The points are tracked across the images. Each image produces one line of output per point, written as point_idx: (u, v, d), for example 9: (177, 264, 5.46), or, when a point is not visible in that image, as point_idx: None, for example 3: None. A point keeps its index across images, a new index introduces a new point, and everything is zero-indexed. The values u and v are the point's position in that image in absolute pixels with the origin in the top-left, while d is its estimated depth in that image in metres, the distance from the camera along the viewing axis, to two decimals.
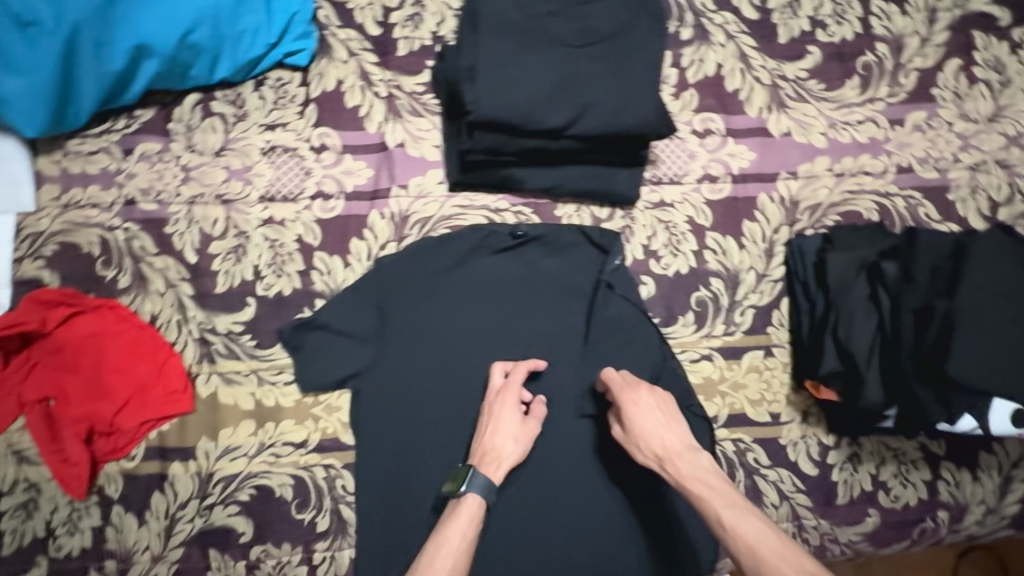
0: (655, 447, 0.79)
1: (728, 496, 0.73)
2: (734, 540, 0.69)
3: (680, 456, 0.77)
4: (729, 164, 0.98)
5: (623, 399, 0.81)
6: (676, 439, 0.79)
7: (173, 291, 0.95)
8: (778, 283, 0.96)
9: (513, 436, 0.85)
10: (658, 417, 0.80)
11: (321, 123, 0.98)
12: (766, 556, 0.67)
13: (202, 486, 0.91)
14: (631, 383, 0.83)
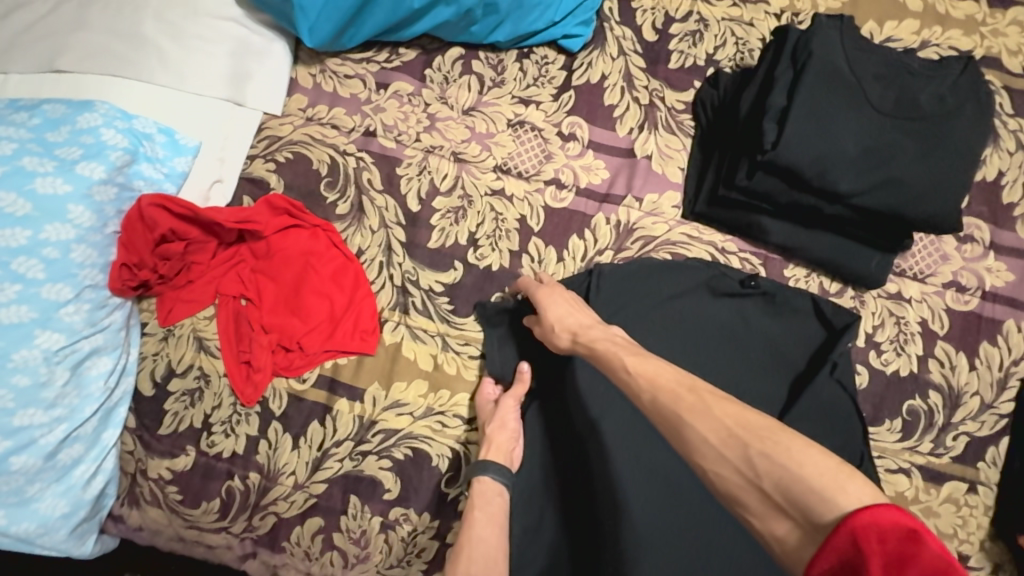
0: (564, 321, 0.79)
1: (630, 349, 0.70)
2: (636, 381, 0.64)
3: (590, 328, 0.77)
4: (983, 278, 0.91)
5: (536, 293, 0.84)
6: (580, 312, 0.80)
7: (385, 232, 0.94)
8: (1002, 418, 0.88)
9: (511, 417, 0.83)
10: (567, 302, 0.81)
11: (574, 111, 0.96)
12: (663, 383, 0.62)
13: (361, 431, 0.89)
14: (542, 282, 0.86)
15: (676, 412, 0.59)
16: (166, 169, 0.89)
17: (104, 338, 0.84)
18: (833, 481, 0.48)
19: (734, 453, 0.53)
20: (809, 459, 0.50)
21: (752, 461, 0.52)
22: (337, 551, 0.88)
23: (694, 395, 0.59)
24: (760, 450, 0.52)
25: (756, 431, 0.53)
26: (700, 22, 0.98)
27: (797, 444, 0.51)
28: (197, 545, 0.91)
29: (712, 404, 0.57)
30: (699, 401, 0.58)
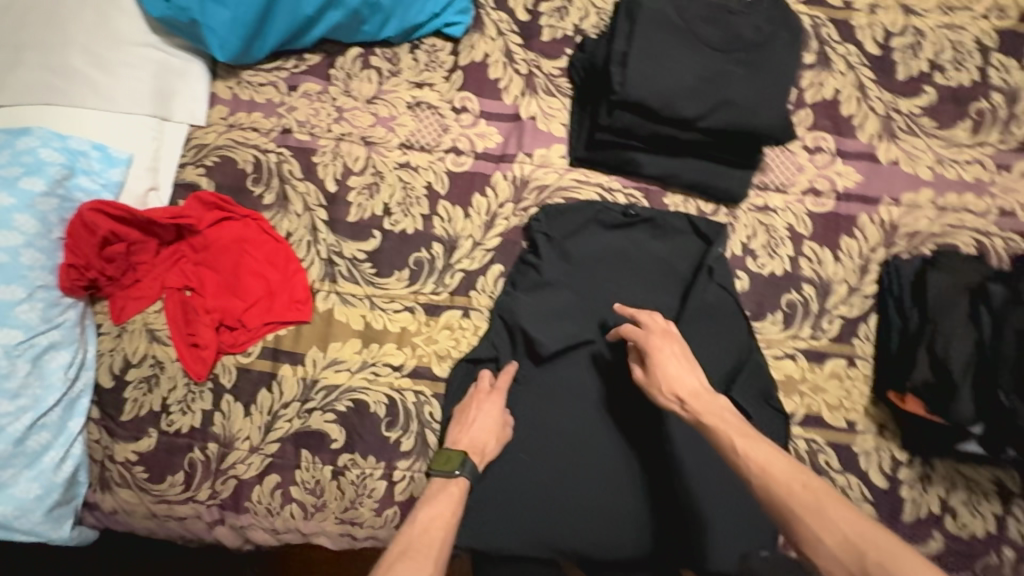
0: (672, 385, 0.83)
1: (739, 427, 0.77)
2: (747, 465, 0.73)
3: (699, 398, 0.81)
4: (835, 182, 1.04)
5: (648, 343, 0.86)
6: (693, 381, 0.83)
7: (309, 215, 1.05)
8: (869, 299, 1.00)
9: (486, 428, 0.91)
10: (680, 363, 0.84)
11: (464, 88, 1.09)
12: (775, 474, 0.71)
13: (305, 391, 0.99)
14: (656, 330, 0.87)
15: (791, 505, 0.69)
16: (103, 180, 1.00)
17: (60, 334, 0.94)
18: None
19: (849, 559, 0.64)
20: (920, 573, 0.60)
21: (867, 570, 0.62)
22: (296, 503, 0.96)
23: (788, 480, 0.70)
24: (876, 561, 0.62)
25: (878, 545, 0.63)
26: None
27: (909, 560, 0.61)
28: (169, 520, 0.98)
29: (828, 507, 0.67)
30: (815, 501, 0.68)
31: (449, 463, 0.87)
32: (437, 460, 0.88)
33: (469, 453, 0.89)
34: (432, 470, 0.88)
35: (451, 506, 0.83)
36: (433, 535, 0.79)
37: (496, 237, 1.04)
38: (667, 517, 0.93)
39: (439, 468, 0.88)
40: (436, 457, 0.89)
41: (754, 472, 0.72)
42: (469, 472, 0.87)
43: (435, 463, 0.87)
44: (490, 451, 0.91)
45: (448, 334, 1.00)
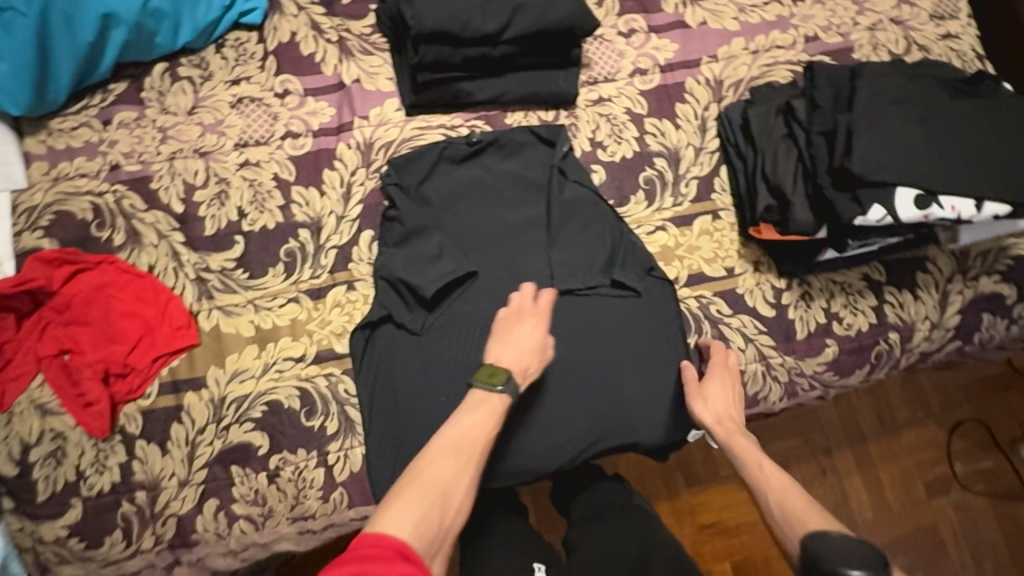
0: (716, 409, 0.92)
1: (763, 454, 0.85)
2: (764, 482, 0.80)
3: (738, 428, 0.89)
4: (656, 57, 1.09)
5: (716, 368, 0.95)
6: (734, 411, 0.93)
7: (166, 241, 1.02)
8: (715, 153, 1.06)
9: (523, 347, 0.90)
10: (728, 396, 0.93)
11: (281, 72, 1.08)
12: (786, 490, 0.77)
13: (216, 410, 0.98)
14: (726, 365, 0.96)
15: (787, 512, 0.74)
16: None
17: None
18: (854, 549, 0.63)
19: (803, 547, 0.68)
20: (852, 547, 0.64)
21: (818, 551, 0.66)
22: (243, 518, 0.96)
23: (793, 495, 0.76)
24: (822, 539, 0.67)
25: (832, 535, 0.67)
26: None
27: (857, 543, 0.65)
28: None
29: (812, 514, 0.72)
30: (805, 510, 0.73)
31: (494, 376, 0.86)
32: (483, 372, 0.86)
33: (513, 372, 0.87)
34: (476, 381, 0.86)
35: (491, 420, 0.83)
36: (472, 448, 0.79)
37: (358, 205, 1.04)
38: (593, 410, 0.97)
39: (483, 380, 0.86)
40: (481, 371, 0.87)
41: (771, 488, 0.78)
42: (512, 391, 0.86)
43: (481, 376, 0.86)
44: (533, 371, 0.90)
45: (340, 311, 1.01)
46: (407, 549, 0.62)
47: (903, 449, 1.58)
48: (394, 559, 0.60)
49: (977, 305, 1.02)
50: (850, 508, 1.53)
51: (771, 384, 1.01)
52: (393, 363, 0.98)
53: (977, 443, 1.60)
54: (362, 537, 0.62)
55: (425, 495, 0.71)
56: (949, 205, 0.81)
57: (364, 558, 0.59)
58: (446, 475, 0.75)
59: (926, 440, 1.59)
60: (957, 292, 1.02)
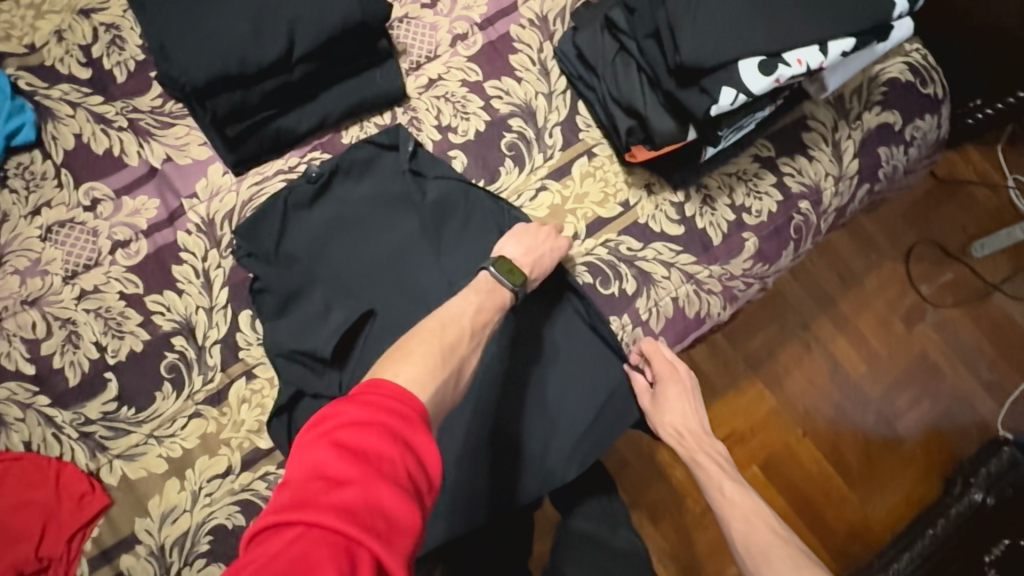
0: (677, 422, 0.94)
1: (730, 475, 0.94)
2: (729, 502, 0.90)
3: (699, 442, 0.95)
4: (470, 17, 1.00)
5: (670, 379, 0.93)
6: (692, 420, 0.96)
7: (33, 409, 0.90)
8: (566, 93, 0.99)
9: (531, 246, 0.87)
10: (687, 408, 0.94)
11: (82, 181, 0.95)
12: (746, 512, 0.87)
13: (160, 561, 0.88)
14: (676, 369, 0.94)
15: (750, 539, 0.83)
16: None
17: None
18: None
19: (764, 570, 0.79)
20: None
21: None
22: None
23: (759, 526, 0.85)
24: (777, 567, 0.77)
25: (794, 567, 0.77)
26: (109, 29, 0.99)
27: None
28: None
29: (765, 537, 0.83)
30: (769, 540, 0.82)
31: (512, 274, 0.82)
32: (500, 266, 0.82)
33: (529, 271, 0.85)
34: (495, 268, 0.82)
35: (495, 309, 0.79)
36: (481, 330, 0.75)
37: (223, 290, 0.94)
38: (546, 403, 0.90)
39: (501, 270, 0.82)
40: (499, 261, 0.83)
41: (733, 513, 0.88)
42: (518, 294, 0.84)
43: (498, 269, 0.82)
44: (541, 274, 0.87)
45: (249, 406, 0.92)
46: (422, 412, 0.57)
47: (870, 293, 1.59)
48: (411, 420, 0.55)
49: (870, 143, 1.00)
50: (843, 369, 1.54)
51: (708, 299, 0.97)
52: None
53: (932, 262, 1.62)
54: (377, 384, 0.57)
55: (445, 361, 0.66)
56: (796, 59, 0.76)
57: (382, 408, 0.54)
58: (459, 345, 0.70)
59: (887, 278, 1.60)
60: (847, 137, 0.99)
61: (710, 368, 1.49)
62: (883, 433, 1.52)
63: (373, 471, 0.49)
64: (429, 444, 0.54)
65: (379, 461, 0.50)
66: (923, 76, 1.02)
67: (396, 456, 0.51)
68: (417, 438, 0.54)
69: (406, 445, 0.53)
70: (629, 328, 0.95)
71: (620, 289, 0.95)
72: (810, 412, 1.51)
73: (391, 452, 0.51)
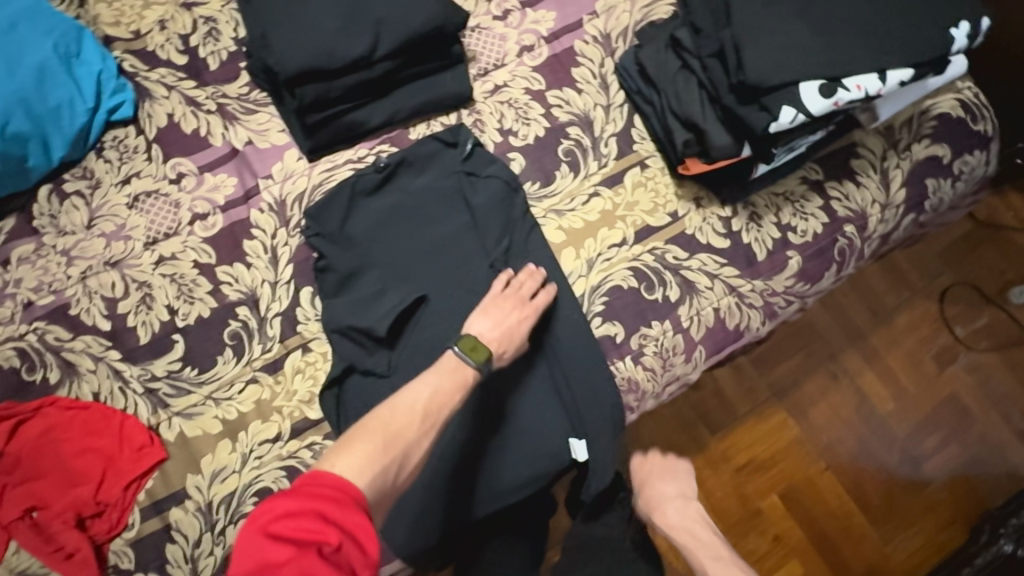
0: (667, 518, 1.04)
1: (711, 549, 0.98)
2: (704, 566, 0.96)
3: (679, 517, 1.03)
4: (538, 30, 1.07)
5: (644, 486, 1.08)
6: (677, 497, 1.06)
7: (104, 363, 0.97)
8: (624, 106, 1.04)
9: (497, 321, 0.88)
10: (673, 495, 1.07)
11: (170, 156, 1.03)
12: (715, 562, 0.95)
13: (207, 517, 0.93)
14: (649, 471, 1.10)
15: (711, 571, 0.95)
16: None
17: None
18: None
19: None
20: None
21: None
22: None
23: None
24: None
25: None
26: (208, 21, 1.08)
27: None
28: None
29: None
30: None
31: (476, 352, 0.84)
32: (464, 344, 0.84)
33: (492, 349, 0.86)
34: (457, 348, 0.84)
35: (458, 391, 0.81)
36: (437, 412, 0.78)
37: (288, 266, 1.00)
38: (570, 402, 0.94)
39: (464, 349, 0.84)
40: (462, 340, 0.85)
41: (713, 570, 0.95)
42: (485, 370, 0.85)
43: (462, 348, 0.84)
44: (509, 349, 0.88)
45: (303, 376, 0.97)
46: (359, 497, 0.63)
47: (901, 331, 1.58)
48: (346, 503, 0.61)
49: (917, 174, 1.02)
50: (871, 406, 1.53)
51: (749, 313, 0.99)
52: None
53: (968, 304, 1.61)
54: (319, 474, 0.63)
55: (388, 449, 0.70)
56: (855, 85, 0.81)
57: (319, 496, 0.60)
58: (406, 432, 0.73)
59: (919, 317, 1.59)
60: (895, 166, 1.02)
61: (734, 393, 1.50)
62: (908, 473, 1.50)
63: (307, 555, 0.55)
64: (362, 523, 0.60)
65: (311, 543, 0.56)
66: (974, 113, 1.04)
67: (332, 537, 0.57)
68: (350, 519, 0.60)
69: (340, 525, 0.59)
70: (670, 334, 0.97)
71: (663, 296, 0.98)
72: (834, 446, 1.49)
73: (325, 534, 0.57)
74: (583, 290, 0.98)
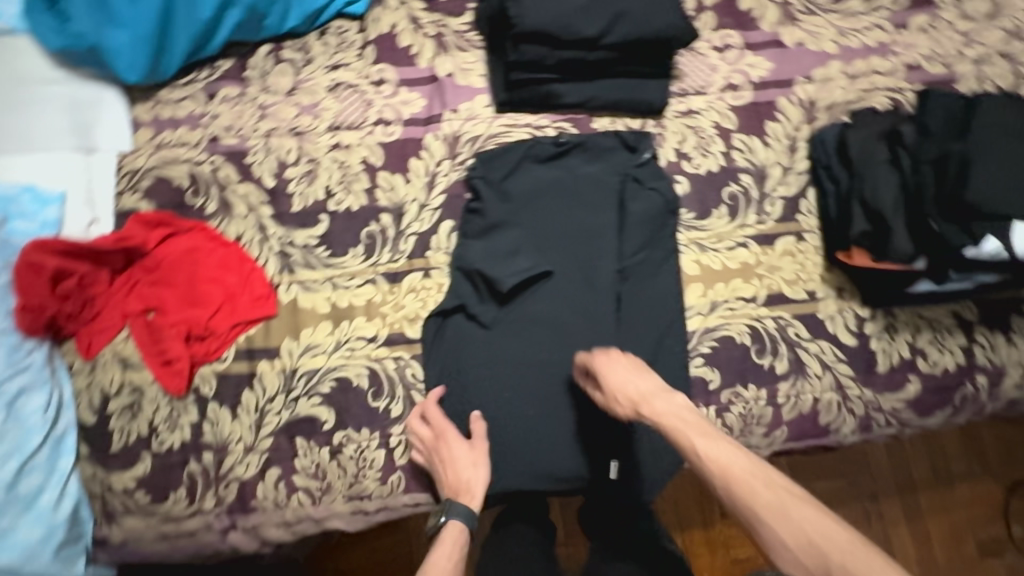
0: (629, 393, 0.86)
1: (701, 427, 0.80)
2: (712, 469, 0.76)
3: (653, 398, 0.85)
4: (749, 73, 1.08)
5: (598, 367, 0.89)
6: (645, 385, 0.87)
7: (255, 214, 1.06)
8: (803, 174, 1.04)
9: (469, 460, 0.94)
10: (631, 370, 0.88)
11: (379, 60, 1.11)
12: (735, 477, 0.75)
13: (287, 381, 1.00)
14: (601, 352, 0.91)
15: (755, 510, 0.72)
16: (39, 221, 1.01)
17: (29, 377, 0.94)
18: (813, 522, 0.69)
19: (813, 561, 0.67)
20: (805, 515, 0.70)
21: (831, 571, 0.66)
22: (302, 490, 0.98)
23: (866, 558, 0.65)
24: (839, 562, 0.66)
25: (836, 546, 0.67)
26: None
27: (797, 510, 0.70)
28: (181, 537, 0.98)
29: (790, 508, 0.71)
30: (777, 502, 0.71)
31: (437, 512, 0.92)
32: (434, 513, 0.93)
33: (455, 496, 0.93)
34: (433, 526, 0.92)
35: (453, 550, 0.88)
36: None
37: (440, 195, 1.06)
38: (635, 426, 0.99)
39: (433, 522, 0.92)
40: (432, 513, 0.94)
41: (735, 482, 0.74)
42: (467, 515, 0.91)
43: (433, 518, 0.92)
44: (474, 480, 0.93)
45: (414, 297, 1.03)
46: None
47: (955, 502, 1.49)
48: None
49: None
50: None
51: (846, 416, 0.97)
52: (484, 355, 0.98)
53: None
54: None
55: None
56: None
57: None
58: None
59: (983, 499, 1.50)
60: None
61: None
62: None
63: None
64: None
65: None
66: None
67: None
68: None
69: None
70: (762, 402, 0.97)
71: (771, 364, 0.98)
72: None
73: None
74: (696, 327, 0.99)
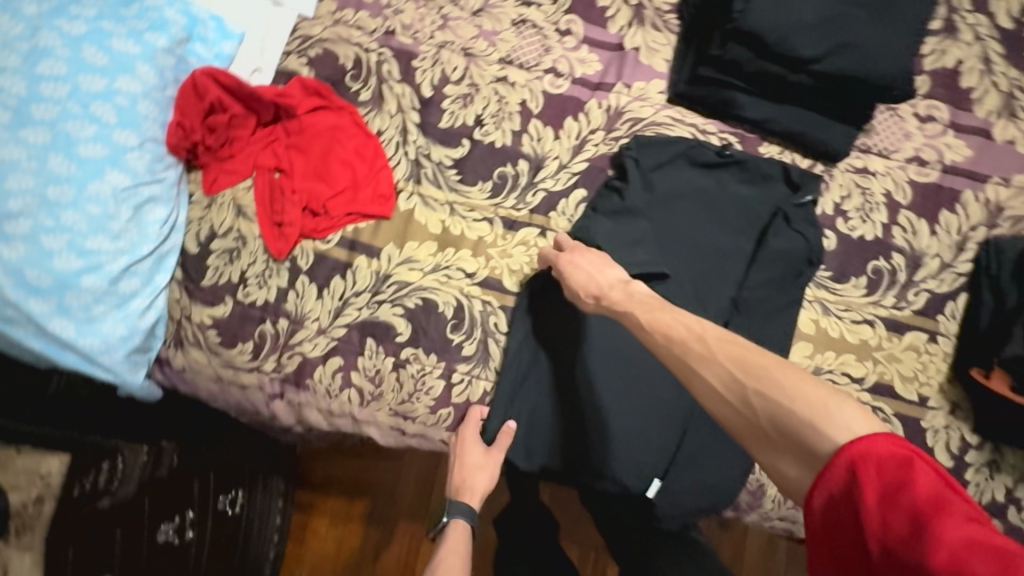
0: (588, 280, 0.87)
1: (647, 303, 0.80)
2: (657, 337, 0.75)
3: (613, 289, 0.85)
4: (943, 153, 1.00)
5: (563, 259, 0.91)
6: (602, 269, 0.88)
7: (402, 116, 1.06)
8: (961, 277, 0.97)
9: (479, 465, 0.95)
10: (591, 259, 0.89)
11: (571, 11, 1.09)
12: (677, 335, 0.73)
13: (377, 283, 1.01)
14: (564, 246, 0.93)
15: (692, 367, 0.70)
16: (215, 51, 1.05)
17: (160, 189, 0.98)
18: (735, 357, 0.68)
19: (738, 398, 0.66)
20: (722, 350, 0.69)
21: (753, 400, 0.64)
22: (354, 388, 0.99)
23: (786, 384, 0.63)
24: (757, 391, 0.64)
25: (754, 373, 0.65)
26: None
27: (726, 353, 0.68)
28: (232, 386, 1.01)
29: (715, 353, 0.69)
30: (706, 352, 0.70)
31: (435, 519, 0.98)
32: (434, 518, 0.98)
33: (460, 496, 0.96)
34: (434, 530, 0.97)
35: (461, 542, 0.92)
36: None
37: (583, 162, 1.04)
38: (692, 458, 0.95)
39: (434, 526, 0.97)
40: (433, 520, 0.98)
41: (679, 344, 0.72)
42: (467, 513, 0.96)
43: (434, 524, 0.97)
44: (477, 481, 0.95)
45: (523, 249, 1.02)
46: None
47: None
48: None
49: None
50: None
51: None
52: (570, 330, 0.98)
53: None
54: None
55: None
56: None
57: None
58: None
59: None
60: None
61: None
62: None
63: None
64: None
65: None
66: None
67: None
68: None
69: None
70: None
71: None
72: None
73: None
74: None
